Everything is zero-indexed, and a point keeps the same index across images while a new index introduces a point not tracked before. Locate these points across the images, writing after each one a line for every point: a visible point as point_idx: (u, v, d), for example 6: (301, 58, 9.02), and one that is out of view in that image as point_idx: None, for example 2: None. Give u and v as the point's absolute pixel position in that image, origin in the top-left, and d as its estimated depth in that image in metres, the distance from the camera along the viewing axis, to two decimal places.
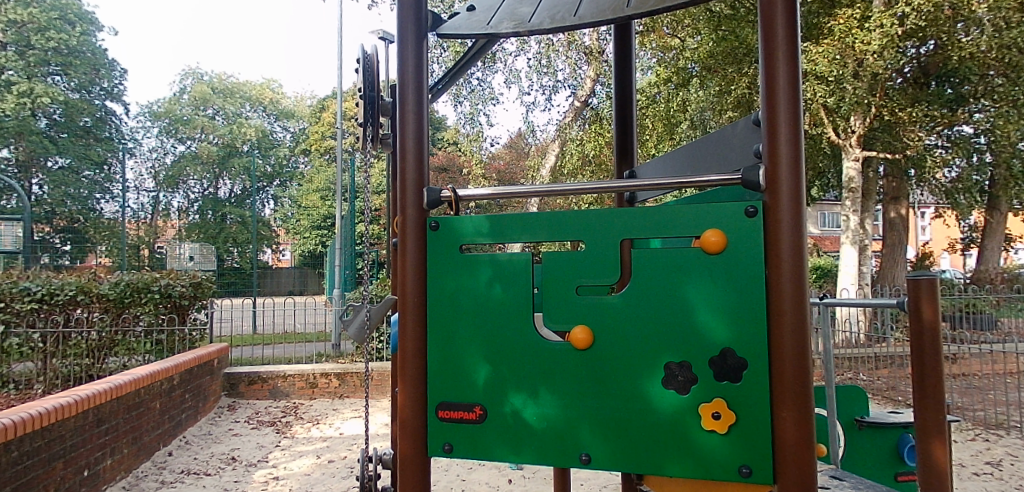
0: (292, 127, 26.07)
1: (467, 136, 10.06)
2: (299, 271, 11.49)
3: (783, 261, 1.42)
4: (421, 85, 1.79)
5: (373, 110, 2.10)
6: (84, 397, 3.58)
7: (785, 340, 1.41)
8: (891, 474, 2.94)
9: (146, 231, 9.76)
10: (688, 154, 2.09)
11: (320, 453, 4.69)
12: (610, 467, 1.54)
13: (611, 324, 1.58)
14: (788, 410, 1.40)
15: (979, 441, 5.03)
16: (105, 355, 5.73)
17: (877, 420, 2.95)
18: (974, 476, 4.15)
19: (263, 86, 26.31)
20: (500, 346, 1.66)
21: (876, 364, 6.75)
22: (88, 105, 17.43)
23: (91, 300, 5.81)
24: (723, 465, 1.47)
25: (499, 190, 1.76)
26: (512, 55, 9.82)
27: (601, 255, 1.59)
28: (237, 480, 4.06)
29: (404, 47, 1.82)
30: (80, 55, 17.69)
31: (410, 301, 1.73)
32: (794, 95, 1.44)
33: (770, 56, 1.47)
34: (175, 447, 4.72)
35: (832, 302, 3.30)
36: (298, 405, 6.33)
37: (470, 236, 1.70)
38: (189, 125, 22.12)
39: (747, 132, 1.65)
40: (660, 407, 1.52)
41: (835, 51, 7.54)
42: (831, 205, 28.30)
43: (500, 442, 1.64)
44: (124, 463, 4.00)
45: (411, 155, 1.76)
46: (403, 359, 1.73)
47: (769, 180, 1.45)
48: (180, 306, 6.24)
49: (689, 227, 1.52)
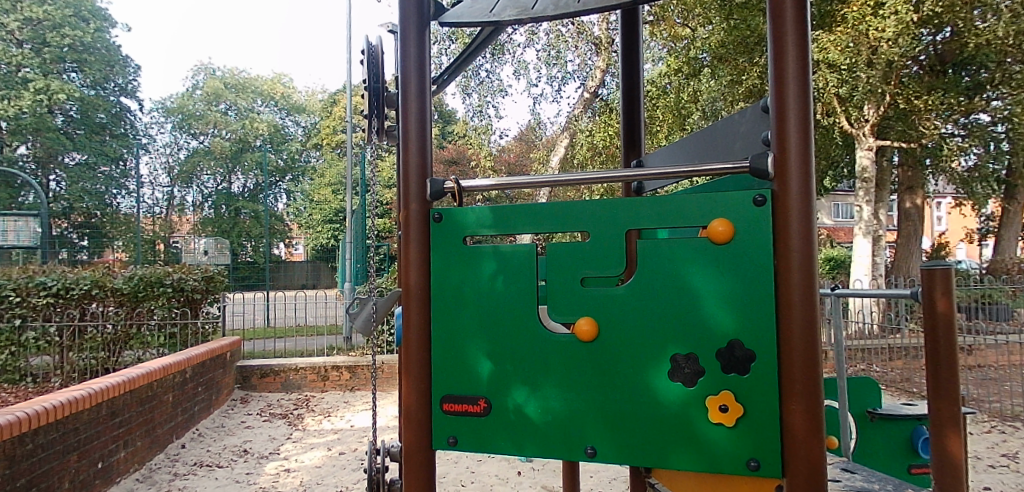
0: (304, 121, 26.36)
1: (474, 129, 10.06)
2: (312, 265, 11.53)
3: (792, 249, 1.39)
4: (423, 79, 1.78)
5: (377, 101, 2.06)
6: (97, 390, 3.61)
7: (794, 328, 1.39)
8: (903, 466, 2.88)
9: (161, 226, 9.86)
10: (696, 142, 2.06)
11: (330, 445, 4.71)
12: (614, 460, 1.53)
13: (616, 316, 1.56)
14: (795, 401, 1.38)
15: (996, 433, 4.96)
16: (121, 348, 5.78)
17: (889, 411, 2.91)
18: (991, 469, 4.09)
19: (274, 81, 26.54)
20: (502, 338, 1.64)
21: (890, 356, 6.65)
22: (103, 101, 17.62)
23: (106, 295, 5.86)
24: (729, 459, 1.44)
25: (504, 181, 1.74)
26: (521, 46, 9.76)
27: (605, 247, 1.57)
28: (249, 472, 4.09)
29: (406, 40, 1.80)
30: (94, 52, 17.89)
31: (413, 291, 1.72)
32: (803, 83, 1.42)
33: (779, 42, 1.44)
34: (189, 439, 4.77)
35: (842, 293, 3.27)
36: (310, 398, 6.37)
37: (473, 228, 1.68)
38: (203, 120, 22.37)
39: (756, 118, 1.61)
40: (665, 399, 1.50)
41: (848, 39, 7.39)
42: (845, 195, 28.34)
43: (503, 435, 1.63)
44: (139, 455, 4.06)
45: (414, 148, 1.75)
46: (407, 353, 1.72)
47: (777, 168, 1.43)
48: (193, 300, 6.34)
49: (696, 216, 1.49)
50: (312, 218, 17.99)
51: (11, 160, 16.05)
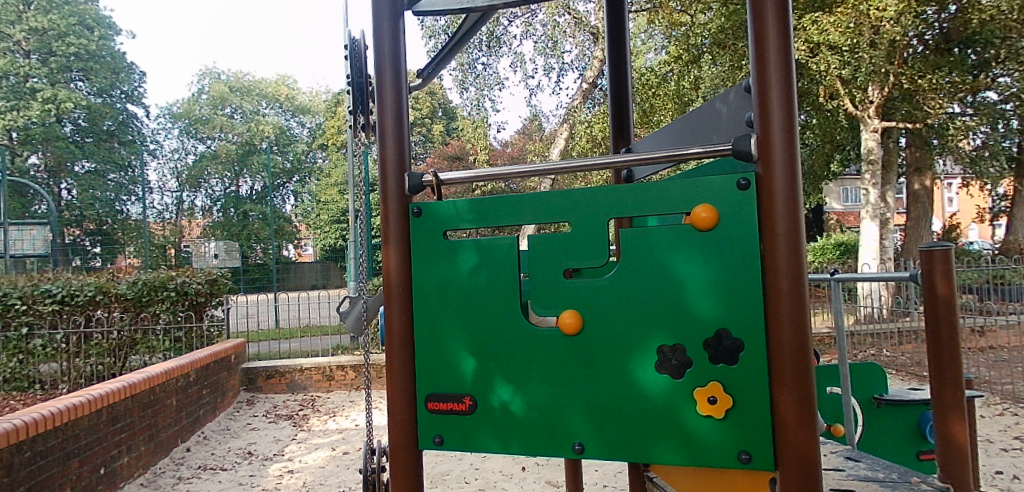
0: (309, 122, 26.24)
1: (473, 123, 10.03)
2: (321, 264, 11.54)
3: (778, 234, 1.34)
4: (399, 74, 1.73)
5: (362, 97, 2.00)
6: (97, 396, 3.60)
7: (783, 316, 1.33)
8: (912, 454, 2.81)
9: (171, 231, 9.91)
10: (682, 127, 1.99)
11: (334, 445, 4.69)
12: (602, 457, 1.48)
13: (600, 307, 1.51)
14: (786, 392, 1.32)
15: (1009, 416, 4.87)
16: (127, 354, 5.80)
17: (896, 398, 2.84)
18: (1003, 452, 4.01)
19: (278, 83, 26.63)
20: (485, 335, 1.60)
21: (901, 340, 6.56)
22: (110, 109, 17.72)
23: (111, 300, 5.89)
24: (719, 453, 1.40)
25: (481, 172, 1.69)
26: (518, 38, 9.69)
27: (588, 236, 1.52)
28: (252, 474, 4.08)
29: (380, 36, 1.75)
30: (100, 60, 18.00)
31: (395, 288, 1.68)
32: (784, 61, 1.36)
33: (758, 22, 1.39)
34: (193, 443, 4.77)
35: (843, 278, 3.19)
36: (315, 398, 6.37)
37: (452, 221, 1.64)
38: (209, 124, 22.54)
39: (740, 100, 1.55)
40: (650, 391, 1.45)
41: (849, 19, 7.26)
42: (853, 179, 28.08)
43: (490, 434, 1.59)
44: (142, 460, 4.05)
45: (391, 144, 1.71)
46: (390, 352, 1.68)
47: (761, 149, 1.37)
48: (197, 303, 6.33)
49: (679, 203, 1.44)
50: (319, 218, 18.02)
51: (20, 170, 16.09)
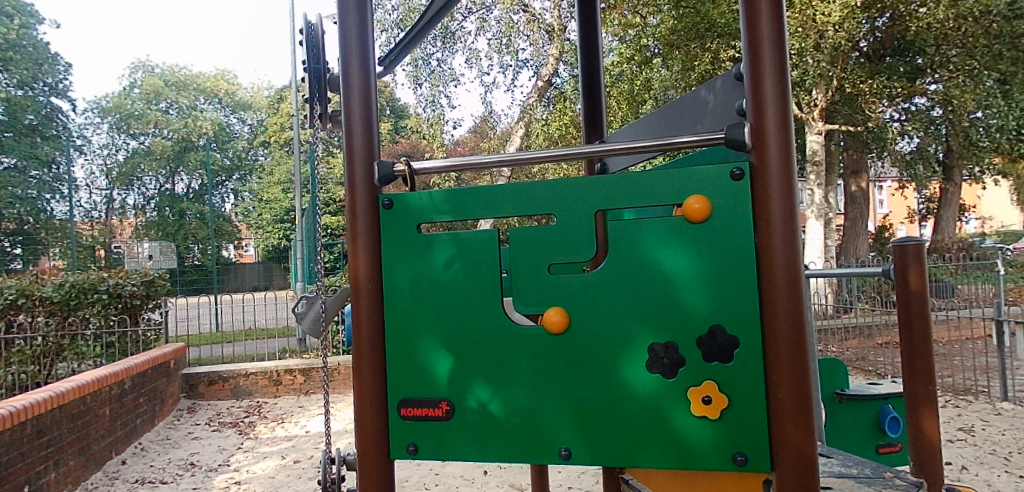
0: (249, 119, 25.32)
1: (428, 121, 9.81)
2: (264, 265, 11.09)
3: (773, 225, 1.29)
4: (367, 60, 1.61)
5: (319, 85, 1.83)
6: (20, 408, 3.29)
7: (779, 309, 1.28)
8: (872, 446, 2.86)
9: (100, 230, 9.33)
10: (664, 119, 1.94)
11: (284, 453, 4.48)
12: (591, 461, 1.41)
13: (587, 303, 1.43)
14: (785, 390, 1.27)
15: (950, 408, 5.08)
16: (53, 361, 5.40)
17: (857, 392, 2.89)
18: (949, 443, 4.17)
19: (217, 78, 25.62)
20: (463, 334, 1.50)
21: (846, 336, 6.78)
22: (31, 101, 16.54)
23: (34, 304, 5.52)
24: (714, 454, 1.34)
25: (457, 161, 1.58)
26: (472, 34, 9.57)
27: (573, 229, 1.44)
28: (195, 487, 3.83)
29: (346, 19, 1.63)
30: (21, 49, 17.10)
31: (363, 287, 1.55)
32: (778, 44, 1.31)
33: (750, 9, 1.33)
34: (129, 455, 4.45)
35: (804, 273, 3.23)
36: (261, 404, 6.09)
37: (427, 213, 1.53)
38: (142, 119, 21.41)
39: (728, 89, 1.50)
40: (641, 391, 1.38)
41: (796, 25, 7.46)
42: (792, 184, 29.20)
43: (469, 440, 1.49)
44: (71, 475, 3.73)
45: (358, 132, 1.58)
46: (359, 356, 1.56)
47: (754, 137, 1.32)
48: (131, 306, 5.92)
49: (669, 194, 1.38)
50: None
51: None
